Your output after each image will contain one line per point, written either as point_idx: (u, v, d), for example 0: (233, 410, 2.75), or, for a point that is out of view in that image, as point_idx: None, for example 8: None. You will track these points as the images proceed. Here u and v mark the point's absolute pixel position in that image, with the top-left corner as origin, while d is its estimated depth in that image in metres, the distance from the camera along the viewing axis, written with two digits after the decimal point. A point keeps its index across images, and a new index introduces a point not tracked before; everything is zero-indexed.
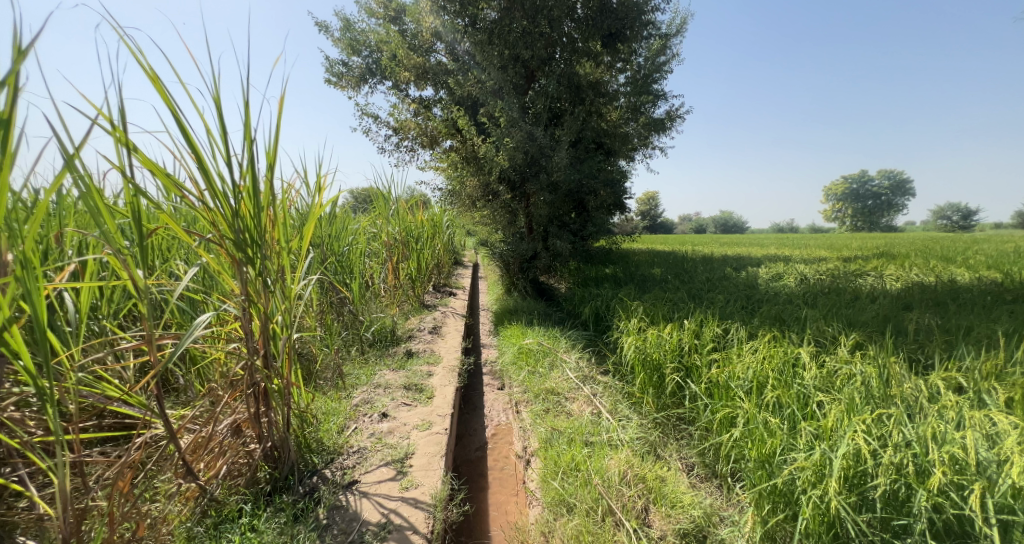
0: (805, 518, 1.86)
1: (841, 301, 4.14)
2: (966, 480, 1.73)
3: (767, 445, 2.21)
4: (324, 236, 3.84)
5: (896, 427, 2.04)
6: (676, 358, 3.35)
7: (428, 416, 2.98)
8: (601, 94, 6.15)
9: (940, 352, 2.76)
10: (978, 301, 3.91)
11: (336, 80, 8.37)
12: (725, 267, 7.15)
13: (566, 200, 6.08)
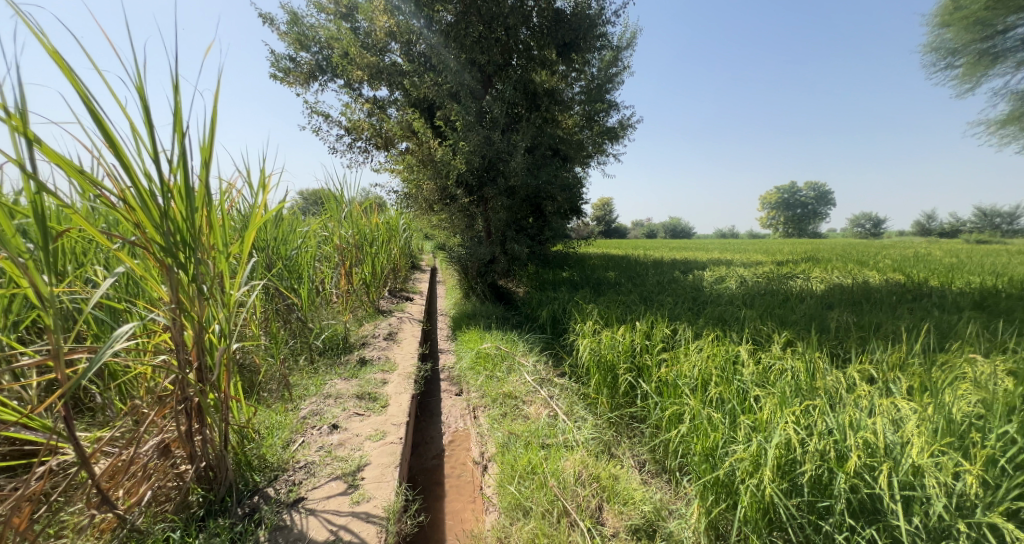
0: (744, 506, 1.99)
1: (776, 302, 4.47)
2: (876, 462, 1.92)
3: (710, 439, 2.34)
4: (270, 239, 3.64)
5: (821, 416, 2.22)
6: (628, 358, 3.48)
7: (382, 426, 2.90)
8: (556, 101, 6.24)
9: (856, 346, 3.05)
10: (890, 300, 4.35)
11: (283, 76, 7.98)
12: (673, 270, 7.51)
13: (524, 204, 6.19)
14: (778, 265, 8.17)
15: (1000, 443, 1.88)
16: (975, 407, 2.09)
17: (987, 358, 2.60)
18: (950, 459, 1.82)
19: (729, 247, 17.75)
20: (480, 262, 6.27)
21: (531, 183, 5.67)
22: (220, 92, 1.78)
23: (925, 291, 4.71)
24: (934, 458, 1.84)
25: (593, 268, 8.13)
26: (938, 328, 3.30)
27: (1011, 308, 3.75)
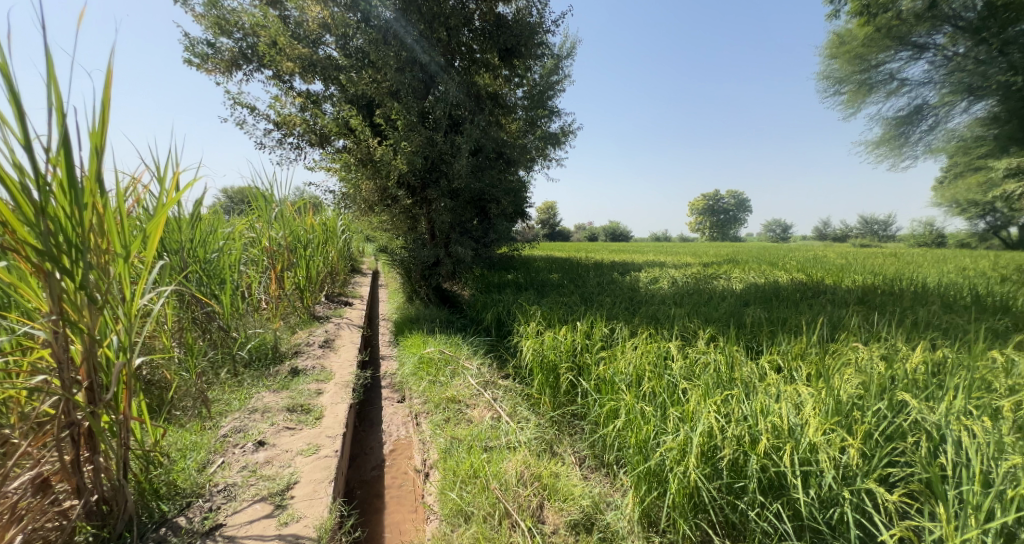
0: (673, 493, 2.12)
1: (703, 301, 4.81)
2: (781, 442, 2.12)
3: (643, 431, 2.45)
4: (185, 241, 3.31)
5: (737, 404, 2.42)
6: (570, 357, 3.57)
7: (315, 439, 2.75)
8: (499, 105, 6.54)
9: (767, 339, 3.36)
10: (797, 297, 4.85)
11: (200, 63, 7.29)
12: (611, 272, 7.85)
13: (470, 206, 6.24)
14: (706, 267, 8.83)
15: (880, 419, 2.15)
16: (860, 387, 2.37)
17: (872, 345, 2.98)
18: (839, 436, 2.05)
19: (662, 251, 18.86)
20: (423, 266, 6.11)
21: (476, 186, 5.76)
22: (112, 72, 1.59)
23: (825, 289, 5.30)
24: (828, 435, 2.07)
25: (537, 270, 8.26)
26: (833, 320, 3.74)
27: (890, 303, 4.32)
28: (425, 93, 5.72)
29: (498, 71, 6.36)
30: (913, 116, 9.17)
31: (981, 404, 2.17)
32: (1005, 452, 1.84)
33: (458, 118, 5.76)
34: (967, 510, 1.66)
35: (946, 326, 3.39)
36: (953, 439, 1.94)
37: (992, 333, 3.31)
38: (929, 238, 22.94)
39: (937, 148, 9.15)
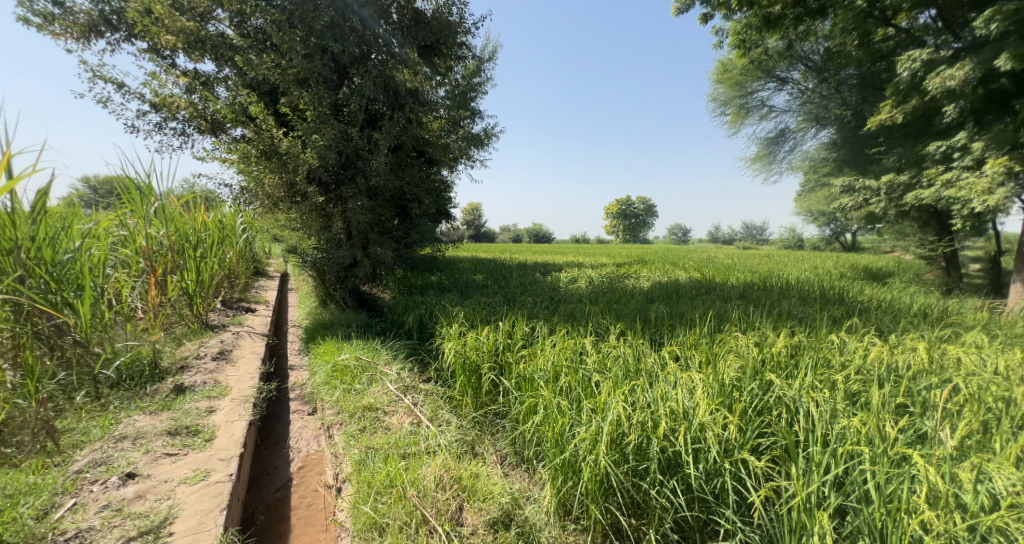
0: (586, 481, 2.22)
1: (615, 298, 5.12)
2: (677, 424, 2.32)
3: (558, 424, 2.53)
4: (23, 240, 2.74)
5: (641, 392, 2.60)
6: (492, 357, 3.59)
7: (204, 464, 2.45)
8: (420, 103, 6.01)
9: (667, 332, 3.66)
10: (692, 294, 5.38)
11: (47, 25, 6.06)
12: (533, 272, 8.05)
13: (388, 205, 5.86)
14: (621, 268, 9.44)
15: (753, 397, 2.46)
16: (739, 370, 2.69)
17: (748, 334, 3.41)
18: (722, 415, 2.30)
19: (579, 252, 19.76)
20: (338, 266, 5.73)
21: (395, 184, 5.46)
22: None
23: (715, 287, 5.95)
24: (714, 415, 2.31)
25: (462, 271, 8.16)
26: (721, 313, 4.20)
27: (764, 297, 4.96)
28: (339, 85, 5.52)
29: (418, 67, 5.99)
30: (778, 138, 10.66)
31: (823, 379, 2.61)
32: (840, 418, 2.23)
33: (376, 112, 5.64)
34: (813, 469, 1.98)
35: (805, 316, 3.98)
36: (806, 410, 2.29)
37: (834, 320, 3.98)
38: (794, 240, 26.79)
39: (795, 166, 10.75)
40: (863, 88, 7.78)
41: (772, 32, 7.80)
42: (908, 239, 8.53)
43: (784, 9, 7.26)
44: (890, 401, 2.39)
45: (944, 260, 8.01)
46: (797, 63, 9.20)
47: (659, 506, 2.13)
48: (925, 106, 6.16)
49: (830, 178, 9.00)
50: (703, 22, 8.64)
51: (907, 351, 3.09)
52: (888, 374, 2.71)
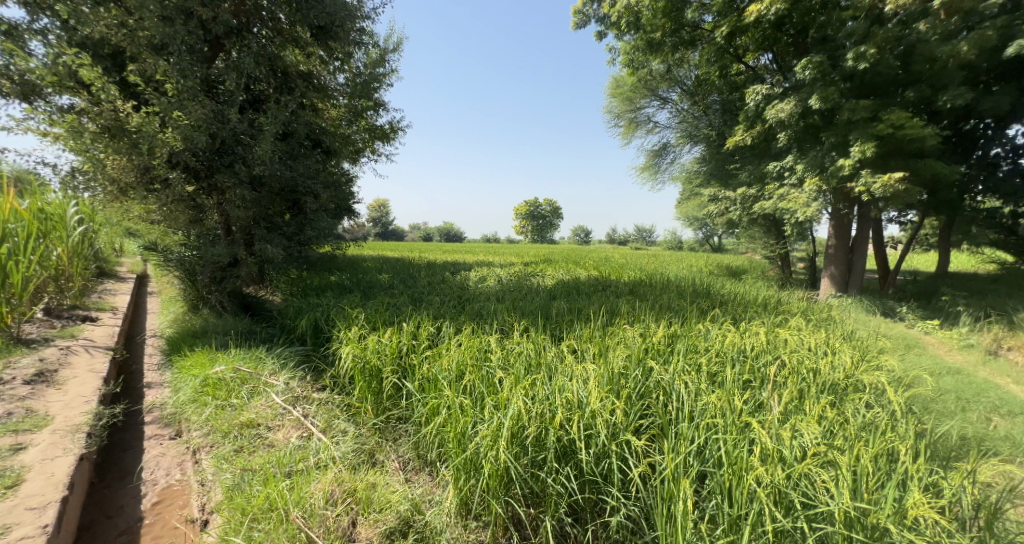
0: (487, 478, 2.15)
1: (521, 296, 5.12)
2: (575, 412, 2.35)
3: (460, 422, 2.42)
4: None
5: (541, 386, 2.59)
6: (394, 362, 3.27)
7: (1, 519, 1.91)
8: (315, 87, 5.50)
9: (566, 327, 3.74)
10: (591, 291, 5.60)
11: None
12: (444, 271, 7.76)
13: (277, 197, 5.06)
14: (528, 266, 9.58)
15: (637, 382, 2.62)
16: (626, 359, 2.85)
17: (635, 326, 3.65)
18: (611, 401, 2.40)
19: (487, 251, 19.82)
20: (213, 265, 4.74)
21: (283, 174, 4.71)
22: None
23: (610, 283, 6.30)
24: (603, 401, 2.40)
25: (366, 270, 7.55)
26: (613, 309, 4.43)
27: (653, 293, 5.36)
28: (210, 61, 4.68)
29: (309, 49, 5.43)
30: (660, 150, 11.77)
31: (692, 363, 2.90)
32: (703, 395, 2.47)
33: (259, 94, 4.98)
34: (682, 442, 2.17)
35: (686, 309, 4.36)
36: (677, 391, 2.50)
37: (703, 312, 4.46)
38: (673, 241, 29.97)
39: (674, 176, 11.97)
40: (722, 113, 8.97)
41: (655, 56, 8.59)
42: (755, 241, 10.02)
43: (664, 36, 8.05)
44: (736, 377, 2.75)
45: (777, 259, 9.64)
46: (673, 86, 10.06)
47: (554, 493, 2.13)
48: (764, 132, 7.32)
49: (696, 189, 10.13)
50: (598, 39, 9.19)
51: (751, 334, 3.59)
52: (738, 355, 3.12)
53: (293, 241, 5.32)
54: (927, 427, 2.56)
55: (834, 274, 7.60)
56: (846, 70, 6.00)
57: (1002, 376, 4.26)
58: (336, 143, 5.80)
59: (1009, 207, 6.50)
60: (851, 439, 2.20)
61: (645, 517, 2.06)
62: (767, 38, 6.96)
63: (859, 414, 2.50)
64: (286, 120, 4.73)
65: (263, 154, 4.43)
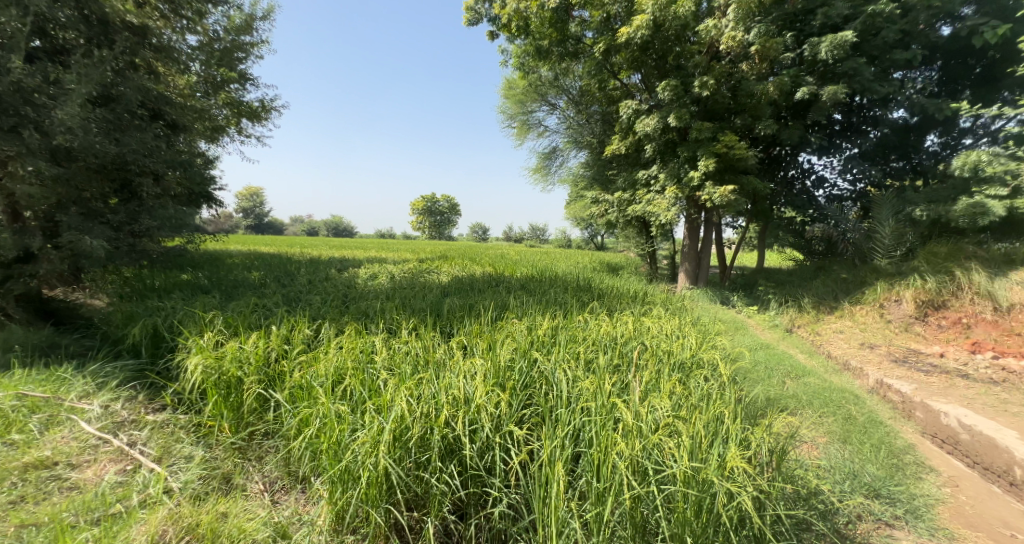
0: (365, 487, 2.02)
1: (412, 294, 4.91)
2: (461, 408, 2.31)
3: (336, 430, 2.24)
4: None
5: (427, 385, 2.48)
6: (259, 372, 2.83)
7: None
8: (150, 45, 4.53)
9: (456, 323, 3.70)
10: (484, 287, 5.63)
11: None
12: (328, 268, 7.14)
13: (96, 175, 4.07)
14: (421, 262, 9.32)
15: (521, 374, 2.69)
16: (512, 352, 2.90)
17: (521, 320, 3.74)
18: (495, 393, 2.41)
19: (381, 247, 18.81)
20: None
21: (102, 146, 3.78)
22: None
23: (503, 280, 6.41)
24: (488, 394, 2.40)
25: (231, 267, 6.62)
26: (505, 303, 4.49)
27: (542, 289, 5.59)
28: None
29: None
30: (550, 153, 12.35)
31: (571, 351, 3.09)
32: (578, 382, 2.62)
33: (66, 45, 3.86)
34: (560, 427, 2.28)
35: (571, 303, 4.63)
36: (557, 379, 2.63)
37: (583, 305, 4.80)
38: (564, 240, 31.75)
39: (563, 178, 12.65)
40: (602, 123, 9.78)
41: (544, 63, 8.94)
42: (629, 241, 11.12)
43: (551, 45, 8.45)
44: (606, 362, 3.00)
45: (647, 256, 10.90)
46: (561, 94, 10.55)
47: (438, 492, 2.08)
48: (635, 143, 8.15)
49: (580, 192, 10.86)
50: (490, 38, 9.25)
51: (620, 323, 3.97)
52: (609, 342, 3.41)
53: (123, 231, 4.36)
54: (743, 393, 3.09)
55: (687, 270, 8.78)
56: (694, 95, 6.99)
57: (794, 346, 5.36)
58: (184, 117, 4.95)
59: (800, 217, 8.19)
60: (692, 408, 2.53)
61: (525, 503, 2.11)
62: (636, 60, 7.63)
63: (699, 387, 2.90)
64: (103, 79, 3.81)
65: (66, 118, 3.48)
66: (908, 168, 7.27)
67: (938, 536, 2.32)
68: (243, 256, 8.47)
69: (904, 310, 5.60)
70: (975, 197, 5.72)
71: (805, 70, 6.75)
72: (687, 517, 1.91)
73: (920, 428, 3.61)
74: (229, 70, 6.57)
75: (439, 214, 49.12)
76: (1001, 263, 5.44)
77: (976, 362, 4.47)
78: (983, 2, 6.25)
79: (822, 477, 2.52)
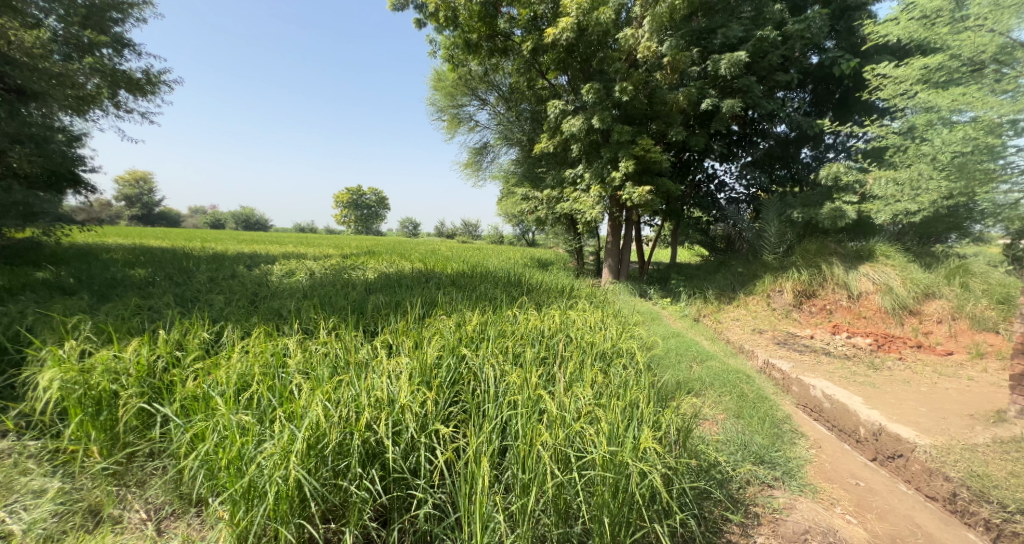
0: (273, 503, 1.86)
1: (333, 291, 4.67)
2: (382, 410, 2.22)
3: (237, 444, 2.00)
4: None
5: (347, 387, 2.36)
6: (140, 383, 2.40)
7: None
8: None
9: (381, 321, 3.58)
10: (413, 283, 5.52)
11: None
12: (236, 264, 6.53)
13: None
14: (344, 257, 8.89)
15: (449, 371, 2.68)
16: (440, 349, 2.86)
17: (451, 317, 3.73)
18: (422, 392, 2.36)
19: (301, 241, 17.58)
20: None
21: None
22: None
23: (433, 275, 6.32)
24: (414, 394, 2.33)
25: (110, 263, 5.77)
26: (433, 300, 4.42)
27: (472, 284, 5.61)
28: None
29: None
30: (481, 149, 12.35)
31: (500, 346, 3.15)
32: (506, 376, 2.68)
33: None
34: (486, 424, 2.32)
35: (501, 297, 4.72)
36: (485, 375, 2.66)
37: (513, 300, 4.91)
38: (495, 236, 31.96)
39: (495, 174, 12.73)
40: (532, 121, 10.01)
41: (473, 57, 8.89)
42: (558, 237, 11.52)
43: (480, 39, 8.44)
44: (534, 355, 3.12)
45: (574, 252, 11.37)
46: (491, 90, 10.57)
47: (358, 500, 1.98)
48: (562, 142, 8.42)
49: (511, 189, 11.02)
50: (418, 26, 9.01)
51: (547, 316, 4.12)
52: (537, 335, 3.53)
53: None
54: (656, 379, 3.36)
55: (611, 266, 9.27)
56: (615, 99, 7.39)
57: (700, 334, 5.93)
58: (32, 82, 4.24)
59: (706, 218, 9.11)
60: (611, 395, 2.72)
61: (451, 502, 2.12)
62: (561, 61, 7.94)
63: (618, 374, 3.11)
64: None
65: None
66: (788, 176, 8.38)
67: (806, 491, 2.72)
68: (124, 251, 7.36)
69: (785, 299, 6.42)
70: (835, 203, 6.78)
71: (708, 84, 7.42)
72: (606, 498, 2.03)
73: (796, 401, 4.19)
74: (101, 34, 5.68)
75: (366, 207, 46.96)
76: (856, 258, 6.45)
77: (837, 341, 5.28)
78: (840, 38, 7.42)
79: (720, 450, 2.83)
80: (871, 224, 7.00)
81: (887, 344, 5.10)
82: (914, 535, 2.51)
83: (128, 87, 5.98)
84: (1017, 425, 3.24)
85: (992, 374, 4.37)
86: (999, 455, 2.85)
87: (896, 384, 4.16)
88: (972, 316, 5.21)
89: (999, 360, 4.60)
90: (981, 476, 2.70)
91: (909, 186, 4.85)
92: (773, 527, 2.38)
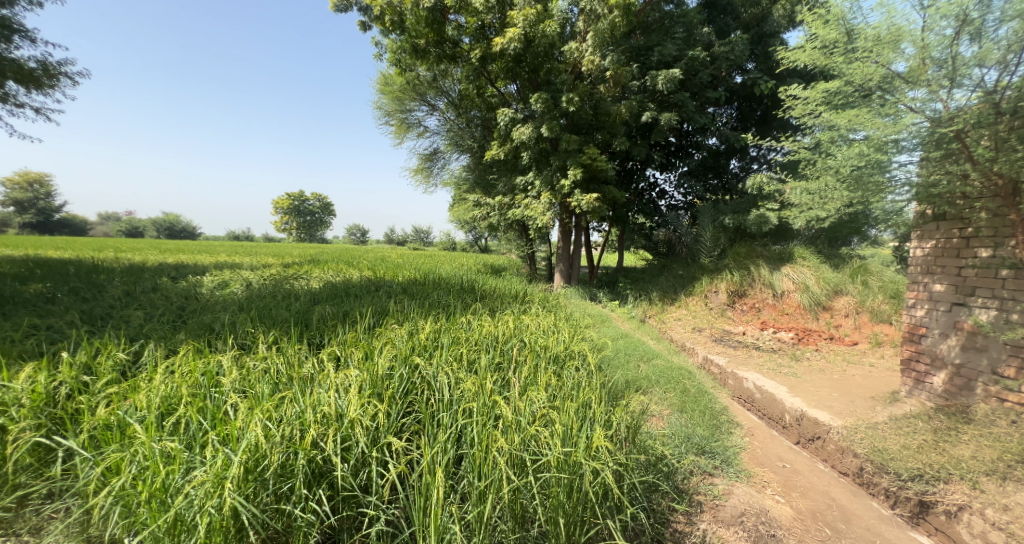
0: (207, 535, 1.69)
1: (273, 303, 4.46)
2: (329, 428, 2.12)
3: (162, 474, 1.83)
4: None
5: (291, 405, 2.25)
6: (36, 414, 2.13)
7: None
8: None
9: (326, 334, 3.44)
10: (361, 293, 5.35)
11: None
12: (159, 277, 6.01)
13: None
14: (285, 267, 8.44)
15: (401, 382, 2.63)
16: (392, 359, 2.81)
17: (403, 326, 3.67)
18: (371, 405, 2.29)
19: None
20: None
21: None
22: None
23: (383, 284, 6.14)
24: (363, 407, 2.27)
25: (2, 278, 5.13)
26: (382, 310, 4.29)
27: (424, 292, 5.55)
28: None
29: None
30: (431, 155, 12.26)
31: (454, 354, 3.14)
32: (460, 383, 2.70)
33: None
34: (439, 434, 2.29)
35: (454, 305, 4.70)
36: (439, 383, 2.65)
37: (466, 307, 4.92)
38: (449, 242, 31.48)
39: (445, 181, 12.67)
40: (482, 128, 10.09)
41: (421, 62, 8.81)
42: (511, 243, 11.64)
43: (428, 45, 8.40)
44: (487, 361, 3.14)
45: (526, 257, 11.58)
46: (440, 96, 10.51)
47: (303, 523, 1.85)
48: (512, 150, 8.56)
49: (463, 195, 11.01)
50: (362, 29, 8.85)
51: (502, 322, 4.16)
52: (491, 341, 3.57)
53: None
54: (606, 379, 3.51)
55: (562, 270, 9.48)
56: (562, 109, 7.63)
57: (647, 334, 6.23)
58: None
59: (649, 224, 9.59)
60: (565, 397, 2.81)
61: (405, 516, 2.06)
62: (510, 70, 8.06)
63: (571, 377, 3.22)
64: None
65: None
66: (720, 185, 9.06)
67: (742, 476, 2.93)
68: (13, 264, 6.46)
69: (720, 299, 6.89)
70: (760, 210, 7.44)
71: (647, 97, 7.81)
72: (561, 500, 2.06)
73: (731, 393, 4.52)
74: None
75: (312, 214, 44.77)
76: (778, 259, 7.04)
77: (764, 336, 5.74)
78: (759, 61, 8.21)
79: (666, 443, 3.00)
80: (790, 229, 7.71)
81: (806, 338, 5.63)
82: (831, 508, 2.78)
83: (16, 78, 5.38)
84: (907, 403, 3.69)
85: (889, 359, 4.96)
86: (894, 430, 3.19)
87: (814, 373, 4.59)
88: (872, 309, 5.88)
89: (893, 347, 5.24)
90: (881, 451, 2.99)
91: (817, 195, 5.40)
92: (713, 513, 2.55)
